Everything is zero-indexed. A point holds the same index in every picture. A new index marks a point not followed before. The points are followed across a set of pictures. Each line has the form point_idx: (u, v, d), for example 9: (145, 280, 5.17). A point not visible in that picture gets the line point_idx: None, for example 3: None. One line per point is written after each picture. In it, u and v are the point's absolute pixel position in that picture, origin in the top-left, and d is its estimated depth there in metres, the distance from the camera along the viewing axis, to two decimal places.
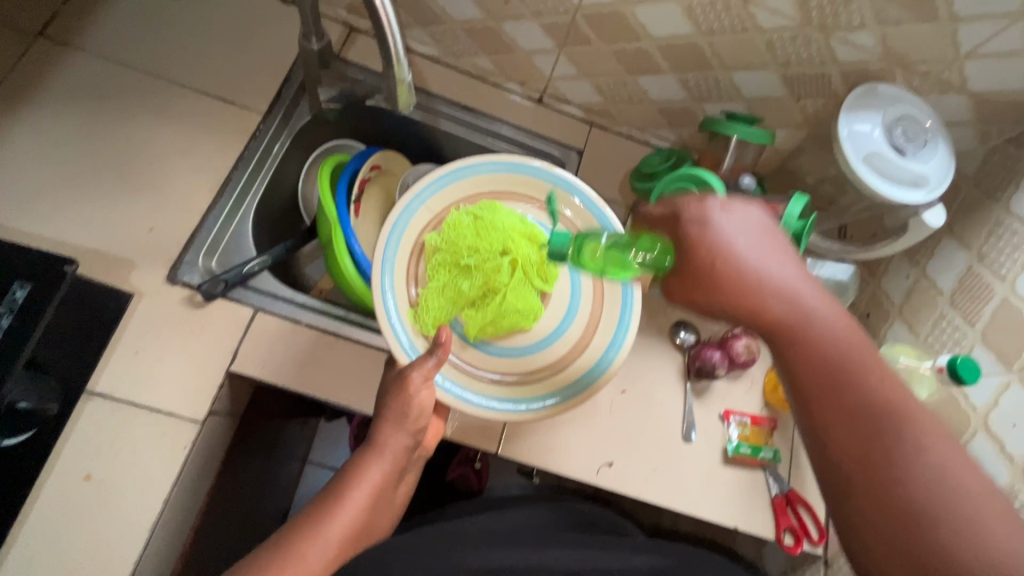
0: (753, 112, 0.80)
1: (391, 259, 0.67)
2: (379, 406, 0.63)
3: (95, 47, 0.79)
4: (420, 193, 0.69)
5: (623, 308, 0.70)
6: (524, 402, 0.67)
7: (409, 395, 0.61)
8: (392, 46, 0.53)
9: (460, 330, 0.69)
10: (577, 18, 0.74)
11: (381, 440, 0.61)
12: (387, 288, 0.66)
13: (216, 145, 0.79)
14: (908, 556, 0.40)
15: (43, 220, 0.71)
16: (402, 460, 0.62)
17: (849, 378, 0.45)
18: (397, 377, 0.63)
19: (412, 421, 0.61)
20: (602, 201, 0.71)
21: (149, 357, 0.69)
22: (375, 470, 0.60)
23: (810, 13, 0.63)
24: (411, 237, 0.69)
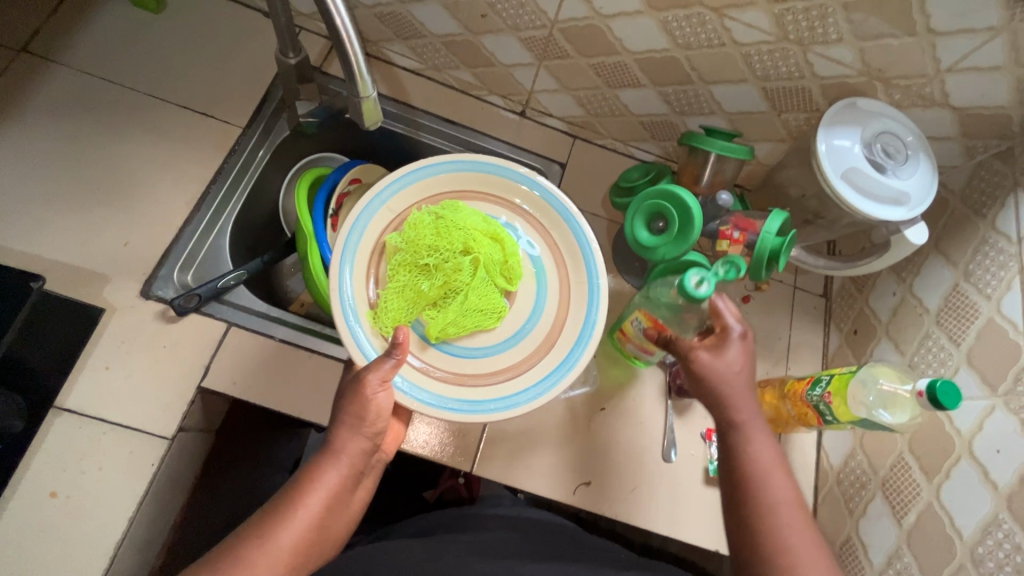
0: (735, 126, 0.78)
1: (350, 258, 0.66)
2: (336, 410, 0.62)
3: (78, 63, 0.80)
4: (380, 193, 0.68)
5: (587, 307, 0.69)
6: (487, 403, 0.65)
7: (365, 398, 0.60)
8: (353, 62, 0.52)
9: (421, 331, 0.67)
10: (554, 32, 0.73)
11: (338, 443, 0.61)
12: (344, 288, 0.64)
13: (195, 159, 0.79)
14: None
15: (19, 234, 0.71)
16: (358, 464, 0.62)
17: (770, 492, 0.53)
18: (353, 378, 0.62)
19: (369, 425, 0.61)
20: (568, 203, 0.72)
21: (120, 373, 0.68)
22: (330, 474, 0.59)
23: (786, 27, 0.62)
24: (371, 237, 0.68)
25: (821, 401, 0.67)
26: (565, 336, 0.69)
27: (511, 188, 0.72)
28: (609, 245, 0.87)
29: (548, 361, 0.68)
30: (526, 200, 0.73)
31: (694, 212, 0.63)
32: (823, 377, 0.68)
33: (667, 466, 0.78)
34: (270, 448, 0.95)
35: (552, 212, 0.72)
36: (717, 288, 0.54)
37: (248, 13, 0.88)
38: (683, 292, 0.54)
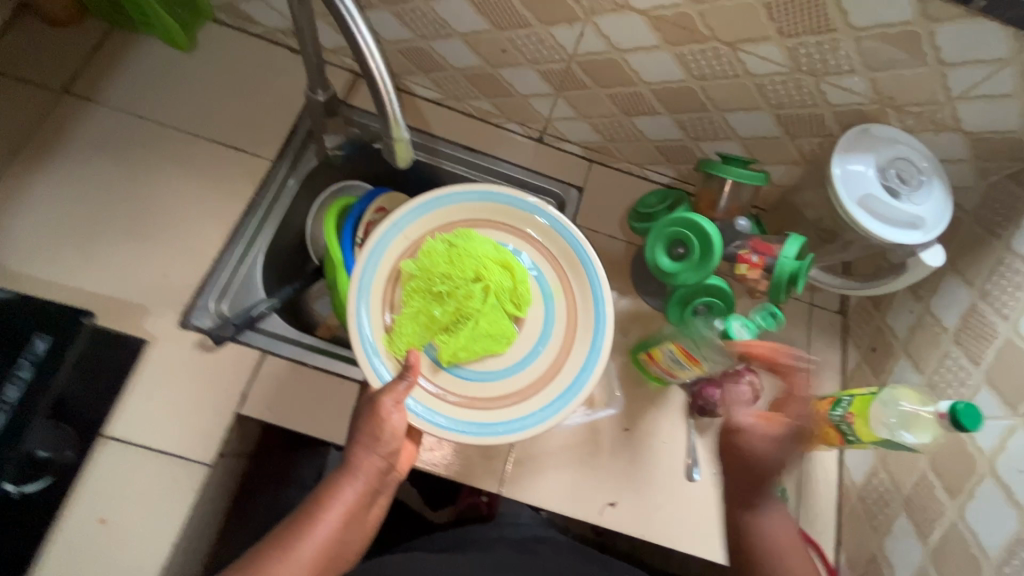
0: (750, 150, 0.80)
1: (368, 283, 0.68)
2: (353, 429, 0.65)
3: (115, 101, 0.84)
4: (397, 221, 0.70)
5: (593, 336, 0.71)
6: (498, 427, 0.67)
7: (381, 419, 0.62)
8: (388, 105, 0.55)
9: (434, 355, 0.69)
10: (573, 66, 0.76)
11: (355, 462, 0.62)
12: (362, 313, 0.67)
13: (228, 192, 0.83)
14: None
15: (63, 269, 0.74)
16: (374, 483, 0.63)
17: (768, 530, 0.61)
18: (369, 399, 0.64)
19: (384, 444, 0.63)
20: (580, 233, 0.72)
21: (161, 401, 0.71)
22: (346, 492, 0.61)
23: (799, 60, 0.64)
24: (388, 263, 0.70)
25: (843, 422, 0.68)
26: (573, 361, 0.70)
27: (521, 216, 0.74)
28: (627, 267, 0.89)
29: (556, 386, 0.69)
30: (538, 229, 0.74)
31: (714, 238, 0.65)
32: (844, 399, 0.69)
33: (691, 485, 0.79)
34: (300, 468, 0.97)
35: (560, 241, 0.73)
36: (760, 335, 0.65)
37: (275, 49, 0.91)
38: (735, 334, 0.63)
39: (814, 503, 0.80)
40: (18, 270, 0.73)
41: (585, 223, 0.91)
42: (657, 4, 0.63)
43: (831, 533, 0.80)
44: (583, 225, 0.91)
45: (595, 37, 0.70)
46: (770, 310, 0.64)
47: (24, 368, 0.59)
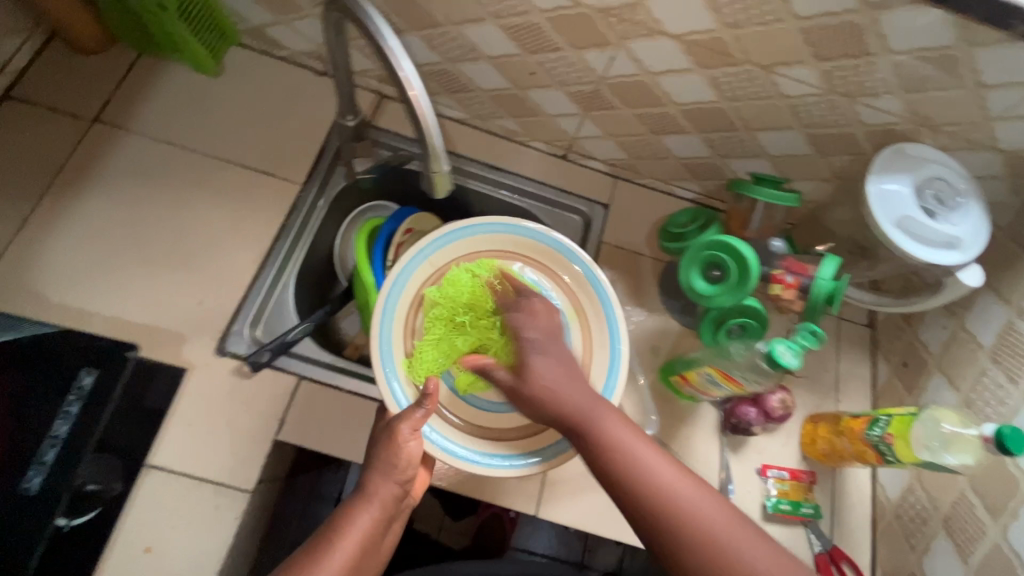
0: (779, 167, 0.80)
1: (391, 308, 0.69)
2: (368, 457, 0.63)
3: (146, 128, 0.84)
4: (424, 248, 0.71)
5: (610, 373, 0.70)
6: (510, 459, 0.67)
7: (398, 445, 0.62)
8: (430, 140, 0.56)
9: (450, 383, 0.71)
10: (602, 87, 0.76)
11: (369, 488, 0.61)
12: (384, 338, 0.68)
13: (258, 217, 0.83)
14: None
15: (102, 298, 0.75)
16: (389, 510, 0.61)
17: (697, 508, 0.51)
18: (386, 428, 0.64)
19: (401, 471, 0.62)
20: (601, 273, 0.72)
21: (201, 429, 0.72)
22: (362, 519, 0.59)
23: (834, 82, 0.64)
24: (412, 289, 0.71)
25: (881, 442, 0.69)
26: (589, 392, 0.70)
27: (545, 250, 0.74)
28: (655, 285, 0.90)
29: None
30: (560, 264, 0.74)
31: (752, 263, 0.65)
32: (881, 418, 0.70)
33: None
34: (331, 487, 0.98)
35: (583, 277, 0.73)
36: (802, 356, 0.61)
37: (300, 71, 0.91)
38: (774, 360, 0.60)
39: (848, 519, 0.81)
40: (56, 301, 0.74)
41: (612, 240, 0.91)
42: (692, 29, 0.63)
43: (866, 549, 0.80)
44: (610, 242, 0.91)
45: (626, 60, 0.70)
46: (811, 330, 0.63)
47: (72, 402, 0.61)
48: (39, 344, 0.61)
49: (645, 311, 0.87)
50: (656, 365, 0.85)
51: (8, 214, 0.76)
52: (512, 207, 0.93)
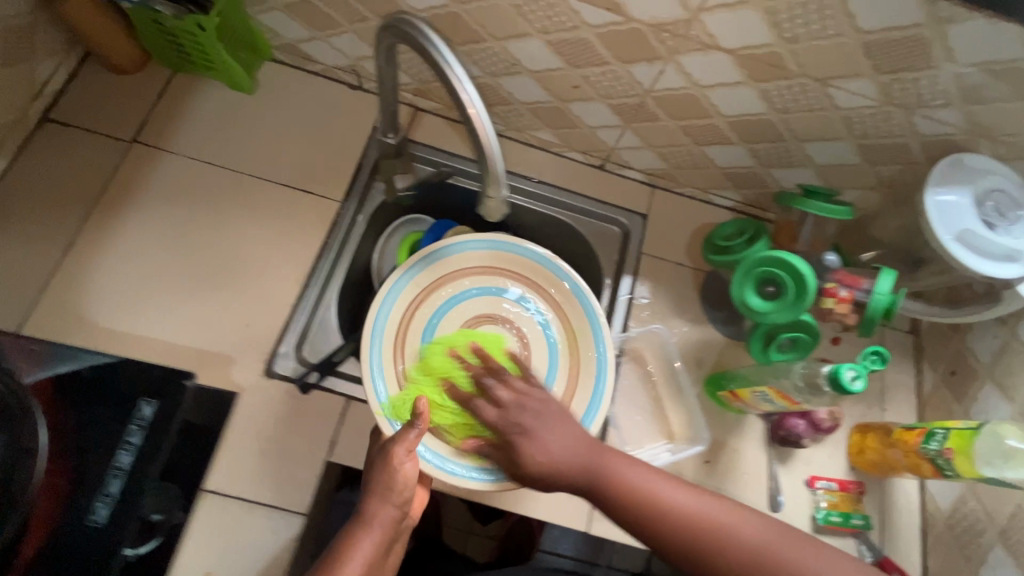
0: (825, 177, 0.79)
1: (380, 330, 0.73)
2: (366, 479, 0.62)
3: (184, 148, 0.84)
4: (409, 270, 0.76)
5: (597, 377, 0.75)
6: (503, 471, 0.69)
7: (394, 467, 0.61)
8: (492, 163, 0.55)
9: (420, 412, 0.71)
10: (647, 100, 0.75)
11: (368, 513, 0.59)
12: (375, 358, 0.71)
13: (299, 235, 0.83)
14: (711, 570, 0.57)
15: (150, 322, 0.75)
16: (391, 532, 0.60)
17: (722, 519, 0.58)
18: (380, 449, 0.63)
19: (398, 493, 0.60)
20: (585, 285, 0.78)
21: (254, 452, 0.72)
22: (364, 544, 0.57)
23: (892, 94, 0.63)
24: (399, 312, 0.75)
25: (939, 456, 0.69)
26: (579, 400, 0.74)
27: (524, 264, 0.79)
28: (696, 296, 0.89)
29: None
30: (541, 276, 0.79)
31: (808, 277, 0.65)
32: (938, 432, 0.70)
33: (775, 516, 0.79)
34: None
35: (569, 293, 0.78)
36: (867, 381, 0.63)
37: (333, 85, 0.90)
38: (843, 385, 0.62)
39: (898, 529, 0.81)
40: (106, 326, 0.74)
41: (651, 251, 0.90)
42: (748, 43, 0.62)
43: (916, 559, 0.80)
44: (650, 253, 0.90)
45: (675, 73, 0.69)
46: (875, 351, 0.65)
47: (133, 432, 0.61)
48: (101, 374, 0.62)
49: (687, 323, 0.87)
50: (700, 377, 0.84)
51: (53, 239, 0.76)
52: (549, 219, 0.92)
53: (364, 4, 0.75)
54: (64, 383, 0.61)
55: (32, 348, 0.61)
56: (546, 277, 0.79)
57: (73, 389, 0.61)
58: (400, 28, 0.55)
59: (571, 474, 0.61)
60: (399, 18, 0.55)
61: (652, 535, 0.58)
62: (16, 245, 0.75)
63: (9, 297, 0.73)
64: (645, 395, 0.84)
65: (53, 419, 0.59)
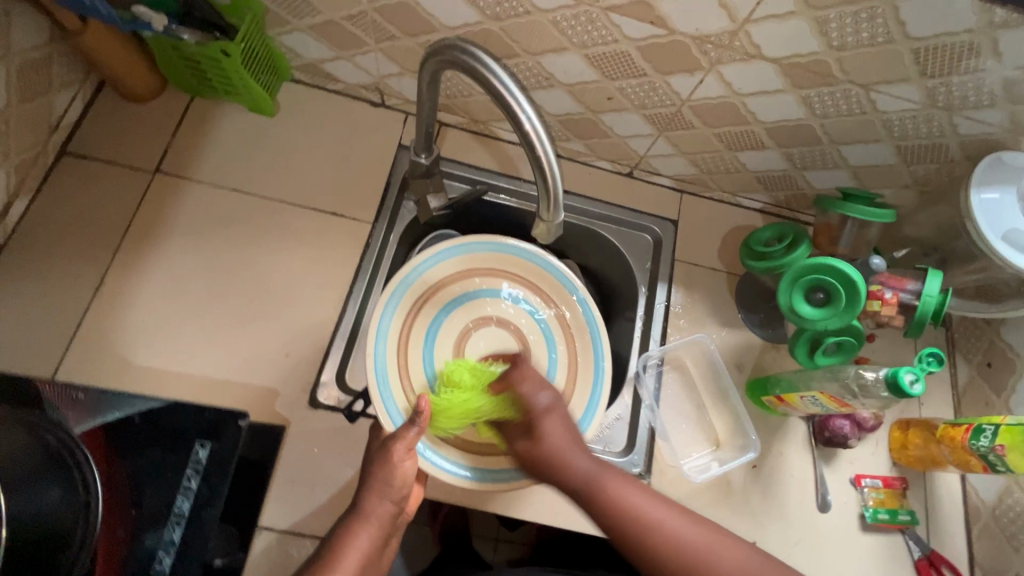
0: (860, 178, 0.79)
1: (386, 324, 0.72)
2: (364, 475, 0.63)
3: (208, 175, 0.82)
4: (418, 266, 0.74)
5: (592, 388, 0.74)
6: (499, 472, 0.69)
7: (392, 465, 0.62)
8: (552, 186, 0.55)
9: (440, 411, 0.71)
10: (683, 109, 0.74)
11: (367, 507, 0.61)
12: (378, 351, 0.71)
13: (334, 260, 0.81)
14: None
15: (188, 358, 0.74)
16: (387, 527, 0.62)
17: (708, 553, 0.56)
18: (381, 446, 0.64)
19: (396, 490, 0.62)
20: (589, 295, 0.78)
21: (306, 484, 0.71)
22: (361, 537, 0.59)
23: (936, 97, 0.64)
24: (406, 304, 0.74)
25: (990, 452, 0.69)
26: (573, 406, 0.73)
27: (531, 268, 0.79)
28: (732, 300, 0.88)
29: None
30: (545, 281, 0.79)
31: (858, 282, 0.66)
32: (987, 428, 0.70)
33: (824, 515, 0.80)
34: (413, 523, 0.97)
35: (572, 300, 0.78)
36: (925, 383, 0.63)
37: (356, 104, 0.88)
38: (904, 389, 0.61)
39: (943, 522, 0.82)
40: (143, 365, 0.72)
41: (685, 257, 0.89)
42: (794, 52, 0.62)
43: (963, 550, 0.81)
44: (683, 259, 0.89)
45: (715, 83, 0.69)
46: (931, 353, 0.65)
47: (190, 476, 0.59)
48: (154, 418, 0.60)
49: (725, 328, 0.86)
50: (743, 382, 0.84)
51: (81, 278, 0.74)
52: (579, 229, 0.91)
53: (394, 23, 0.73)
54: (117, 430, 0.59)
55: (79, 396, 0.59)
56: (553, 284, 0.79)
57: (125, 435, 0.59)
58: (452, 54, 0.54)
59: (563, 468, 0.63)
60: (450, 45, 0.54)
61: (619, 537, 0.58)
62: (44, 286, 0.73)
63: (41, 341, 0.71)
64: (688, 402, 0.83)
65: (108, 467, 0.57)
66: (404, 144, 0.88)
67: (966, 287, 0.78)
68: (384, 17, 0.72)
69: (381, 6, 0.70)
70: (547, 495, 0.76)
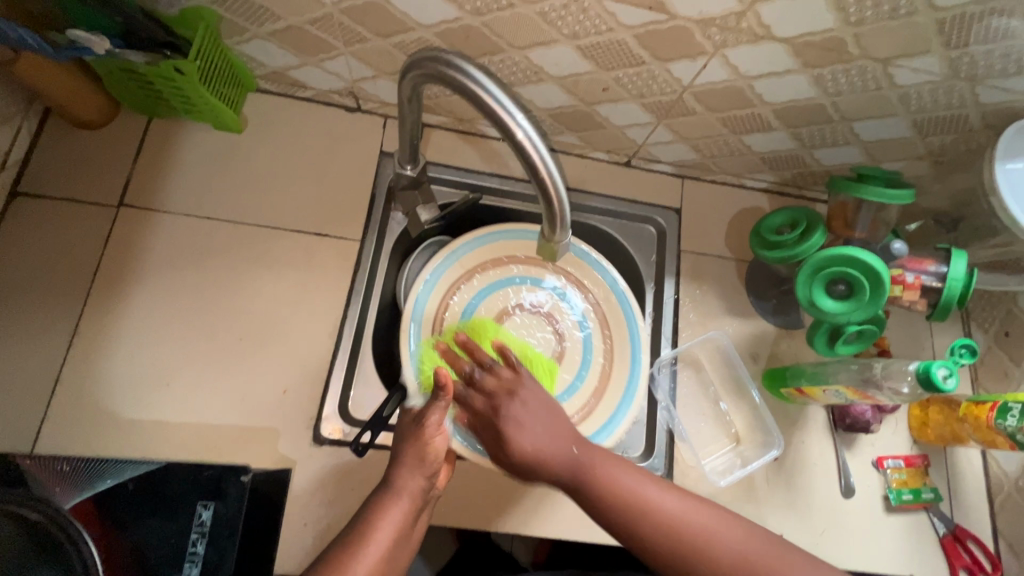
0: (871, 153, 0.75)
1: (422, 307, 0.74)
2: (395, 449, 0.62)
3: (177, 205, 0.75)
4: (454, 253, 0.77)
5: (630, 374, 0.76)
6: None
7: (425, 440, 0.61)
8: (558, 208, 0.50)
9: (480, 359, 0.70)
10: (685, 96, 0.69)
11: (397, 482, 0.59)
12: (413, 333, 0.73)
13: (324, 285, 0.76)
14: (655, 546, 0.52)
15: (179, 405, 0.69)
16: (420, 503, 0.60)
17: (710, 526, 0.53)
18: (413, 420, 0.63)
19: (430, 463, 0.61)
20: (629, 292, 0.79)
21: (318, 526, 0.68)
22: (393, 513, 0.58)
23: (959, 68, 0.59)
24: (442, 291, 0.76)
25: (1018, 432, 0.65)
26: (608, 395, 0.75)
27: (566, 257, 0.80)
28: (743, 288, 0.85)
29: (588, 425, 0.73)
30: (583, 273, 0.80)
31: (881, 271, 0.63)
32: (1013, 407, 0.66)
33: (848, 500, 0.79)
34: None
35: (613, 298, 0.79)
36: (959, 376, 0.61)
37: (330, 111, 0.82)
38: (936, 385, 0.60)
39: (963, 496, 0.81)
40: (132, 417, 0.68)
41: (691, 247, 0.85)
42: (806, 31, 0.57)
43: (986, 521, 0.81)
44: (690, 250, 0.85)
45: (719, 68, 0.63)
46: (964, 345, 0.65)
47: (196, 542, 0.55)
48: (151, 482, 0.56)
49: (738, 318, 0.83)
50: (758, 373, 0.82)
51: (53, 331, 0.69)
52: (577, 224, 0.86)
53: (363, 24, 0.66)
54: (110, 500, 0.54)
55: (66, 468, 0.54)
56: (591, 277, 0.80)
57: (118, 506, 0.54)
58: (436, 68, 0.48)
59: (546, 465, 0.56)
60: (432, 57, 0.48)
61: (615, 514, 0.54)
62: (15, 343, 0.68)
63: (19, 403, 0.66)
64: (705, 401, 0.81)
65: (108, 542, 0.53)
66: (387, 151, 0.82)
67: (984, 261, 0.75)
68: (352, 17, 0.65)
69: (348, 7, 0.63)
70: (571, 508, 0.74)
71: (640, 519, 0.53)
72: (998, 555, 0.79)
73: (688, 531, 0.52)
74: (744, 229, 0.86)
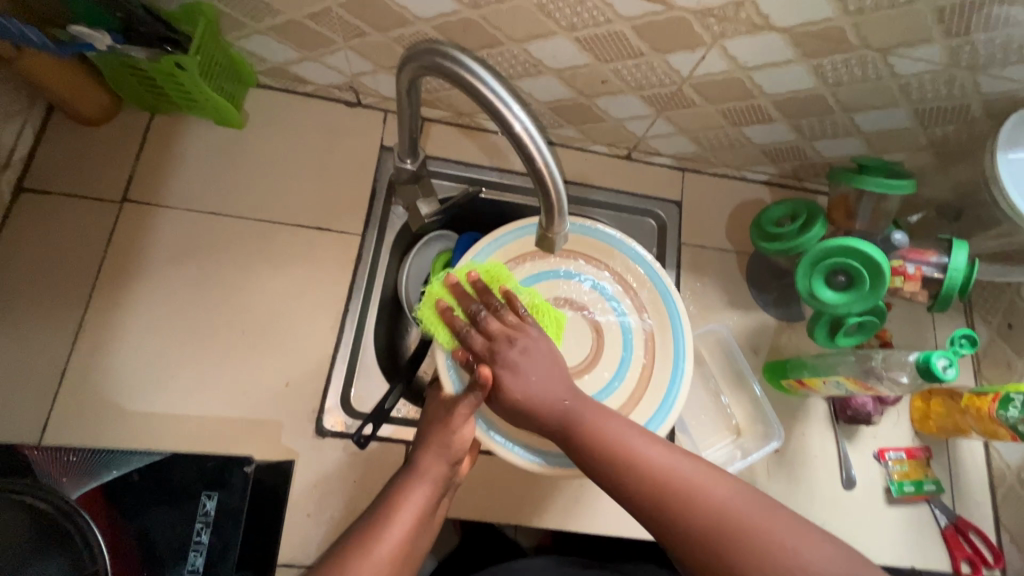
0: (872, 144, 0.74)
1: None
2: (421, 434, 0.62)
3: (180, 200, 0.76)
4: (498, 239, 0.69)
5: (668, 380, 0.67)
6: (537, 453, 0.64)
7: (451, 430, 0.60)
8: (556, 201, 0.50)
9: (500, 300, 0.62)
10: (685, 87, 0.69)
11: (421, 465, 0.60)
12: None
13: (325, 279, 0.77)
14: (637, 500, 0.48)
15: (183, 398, 0.70)
16: (441, 487, 0.61)
17: (697, 482, 0.48)
18: (442, 406, 0.62)
19: (454, 451, 0.61)
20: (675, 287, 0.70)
21: (322, 517, 0.69)
22: (417, 494, 0.58)
23: (960, 57, 0.59)
24: None
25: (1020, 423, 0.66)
26: (649, 400, 0.66)
27: (601, 246, 0.72)
28: (743, 280, 0.84)
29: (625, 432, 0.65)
30: (630, 271, 0.71)
31: (881, 263, 0.63)
32: (1015, 398, 0.66)
33: (850, 492, 0.79)
34: None
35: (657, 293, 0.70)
36: (959, 366, 0.61)
37: (330, 106, 0.82)
38: (936, 374, 0.60)
39: (965, 487, 0.81)
40: (138, 410, 0.69)
41: (691, 240, 0.85)
42: (806, 20, 0.57)
43: (986, 511, 0.81)
44: (690, 242, 0.85)
45: (718, 59, 0.63)
46: (965, 335, 0.64)
47: (200, 531, 0.55)
48: (155, 473, 0.56)
49: (739, 311, 0.83)
50: (759, 365, 0.82)
51: (59, 326, 0.70)
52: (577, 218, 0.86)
53: (363, 19, 0.66)
54: (116, 490, 0.55)
55: (73, 458, 0.55)
56: (636, 273, 0.71)
57: (124, 497, 0.55)
58: (433, 61, 0.48)
59: (536, 412, 0.53)
60: (429, 50, 0.48)
61: (601, 466, 0.50)
62: (22, 338, 0.69)
63: (27, 396, 0.67)
64: (704, 394, 0.81)
65: (115, 532, 0.54)
66: (387, 146, 0.82)
67: (986, 252, 0.74)
68: (351, 12, 0.65)
69: (347, 1, 0.64)
70: (571, 499, 0.74)
71: (622, 467, 0.49)
72: (999, 546, 0.79)
73: (672, 485, 0.48)
74: (745, 222, 0.86)
